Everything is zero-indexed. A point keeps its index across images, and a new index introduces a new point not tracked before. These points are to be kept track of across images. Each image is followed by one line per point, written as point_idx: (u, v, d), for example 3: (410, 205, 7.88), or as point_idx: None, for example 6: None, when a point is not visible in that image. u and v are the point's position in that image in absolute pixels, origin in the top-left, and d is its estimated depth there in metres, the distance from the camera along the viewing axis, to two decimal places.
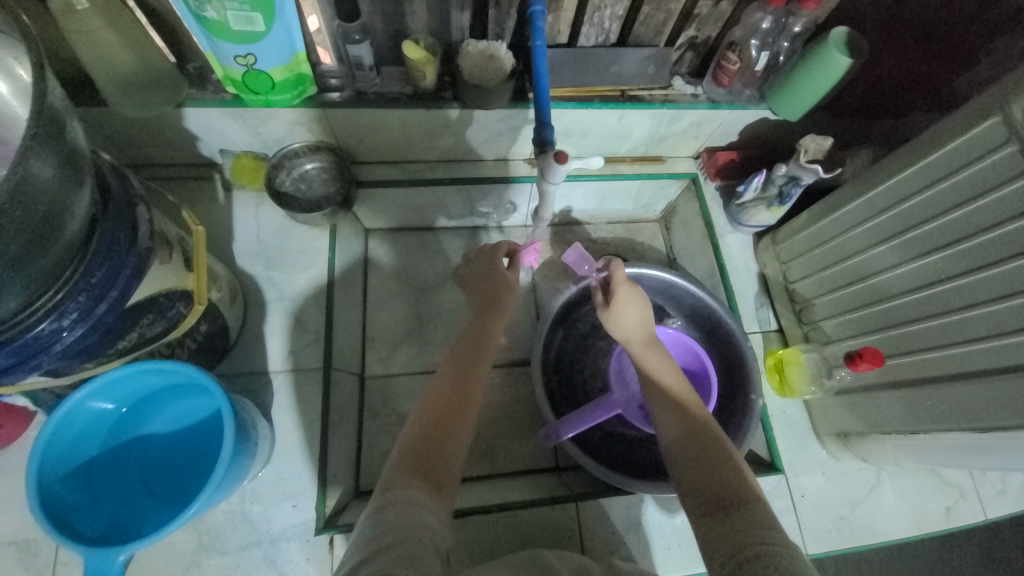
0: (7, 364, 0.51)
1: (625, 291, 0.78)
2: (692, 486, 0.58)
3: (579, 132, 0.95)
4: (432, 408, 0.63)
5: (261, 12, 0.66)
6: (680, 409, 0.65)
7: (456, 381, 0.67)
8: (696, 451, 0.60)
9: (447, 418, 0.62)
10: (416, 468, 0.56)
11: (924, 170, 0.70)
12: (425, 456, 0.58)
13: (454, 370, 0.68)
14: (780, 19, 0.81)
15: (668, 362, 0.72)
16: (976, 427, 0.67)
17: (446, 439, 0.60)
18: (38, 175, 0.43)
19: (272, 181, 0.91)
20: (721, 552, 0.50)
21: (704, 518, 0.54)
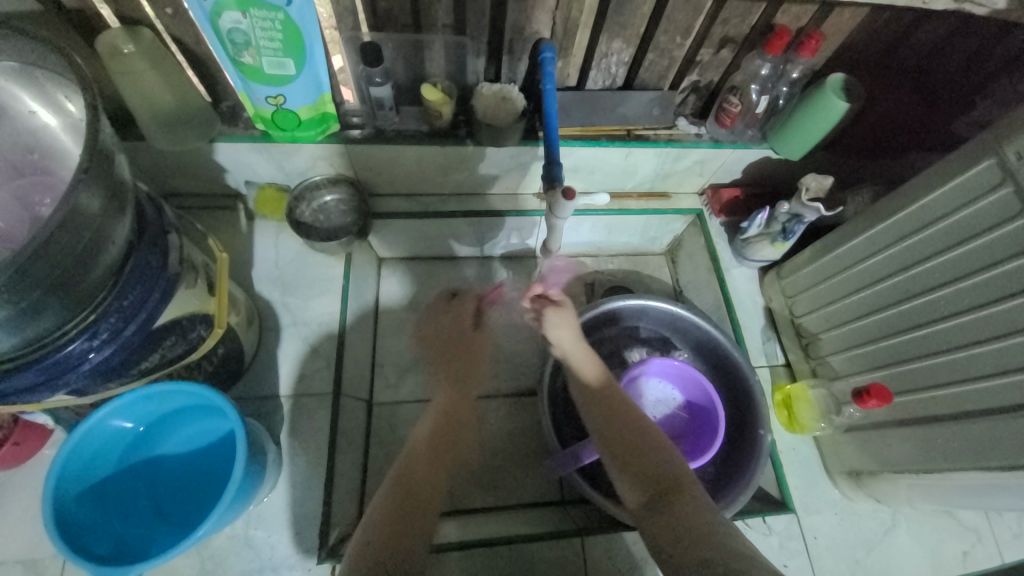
0: (35, 381, 0.54)
1: (568, 303, 0.78)
2: (638, 489, 0.64)
3: (586, 169, 0.99)
4: (413, 468, 0.75)
5: (292, 56, 0.72)
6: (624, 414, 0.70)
7: (424, 461, 0.76)
8: (641, 458, 0.65)
9: (415, 493, 0.71)
10: (384, 543, 0.64)
11: (922, 210, 0.72)
12: (391, 533, 0.65)
13: (421, 457, 0.77)
14: (778, 66, 0.87)
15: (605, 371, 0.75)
16: (989, 467, 0.66)
17: (414, 509, 0.69)
18: (87, 205, 0.47)
19: (293, 212, 0.95)
20: (670, 534, 0.58)
21: (654, 517, 0.61)
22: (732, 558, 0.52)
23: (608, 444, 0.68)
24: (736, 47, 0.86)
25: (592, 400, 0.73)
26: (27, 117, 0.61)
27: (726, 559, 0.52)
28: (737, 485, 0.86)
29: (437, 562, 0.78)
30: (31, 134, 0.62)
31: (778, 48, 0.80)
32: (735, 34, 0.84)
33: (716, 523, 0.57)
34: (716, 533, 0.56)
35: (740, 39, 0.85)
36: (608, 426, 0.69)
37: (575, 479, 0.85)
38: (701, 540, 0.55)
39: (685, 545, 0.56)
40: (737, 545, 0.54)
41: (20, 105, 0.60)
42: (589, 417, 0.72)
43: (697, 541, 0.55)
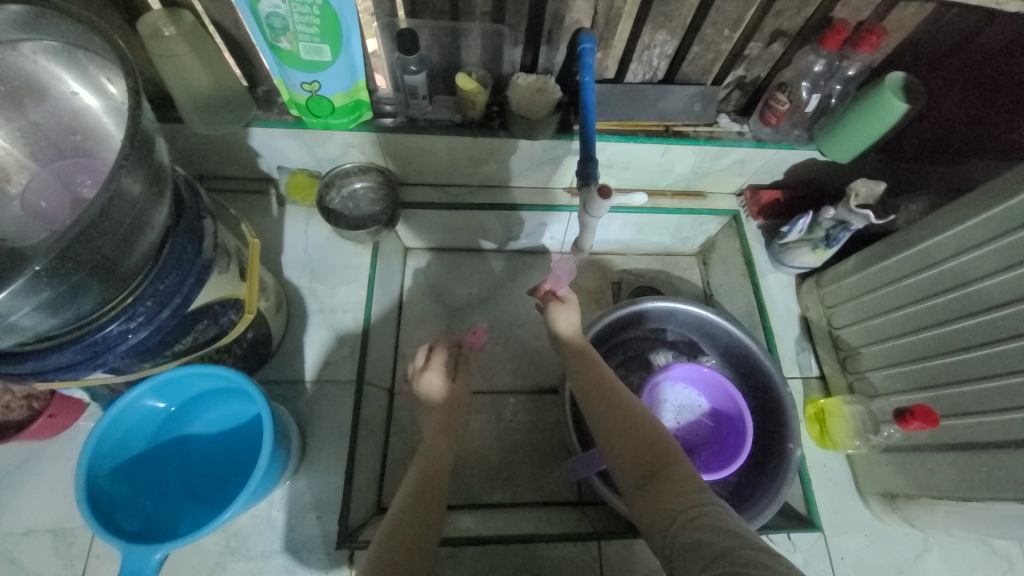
0: (75, 360, 0.55)
1: (572, 299, 0.84)
2: (631, 471, 0.62)
3: (621, 164, 0.96)
4: (420, 478, 0.72)
5: (328, 43, 0.72)
6: (608, 396, 0.70)
7: (428, 458, 0.75)
8: (636, 442, 0.63)
9: (424, 503, 0.68)
10: (399, 545, 0.62)
11: (986, 223, 0.68)
12: (409, 532, 0.63)
13: (424, 469, 0.73)
14: (833, 62, 0.82)
15: (597, 359, 0.77)
16: None
17: (424, 503, 0.68)
18: (128, 190, 0.47)
19: (323, 199, 0.95)
20: (662, 516, 0.55)
21: (644, 496, 0.58)
22: (720, 538, 0.49)
23: (604, 430, 0.67)
24: (788, 41, 0.81)
25: (592, 389, 0.72)
26: (69, 99, 0.62)
27: (714, 539, 0.49)
28: (762, 499, 0.83)
29: (453, 557, 0.78)
30: (74, 116, 0.63)
31: (835, 42, 0.75)
32: (788, 27, 0.79)
33: (706, 501, 0.54)
34: (706, 512, 0.53)
35: (793, 33, 0.80)
36: (607, 414, 0.68)
37: (593, 482, 0.84)
38: (689, 519, 0.52)
39: (674, 523, 0.53)
40: (727, 524, 0.51)
41: (63, 86, 0.61)
42: (587, 405, 0.71)
43: (684, 520, 0.53)
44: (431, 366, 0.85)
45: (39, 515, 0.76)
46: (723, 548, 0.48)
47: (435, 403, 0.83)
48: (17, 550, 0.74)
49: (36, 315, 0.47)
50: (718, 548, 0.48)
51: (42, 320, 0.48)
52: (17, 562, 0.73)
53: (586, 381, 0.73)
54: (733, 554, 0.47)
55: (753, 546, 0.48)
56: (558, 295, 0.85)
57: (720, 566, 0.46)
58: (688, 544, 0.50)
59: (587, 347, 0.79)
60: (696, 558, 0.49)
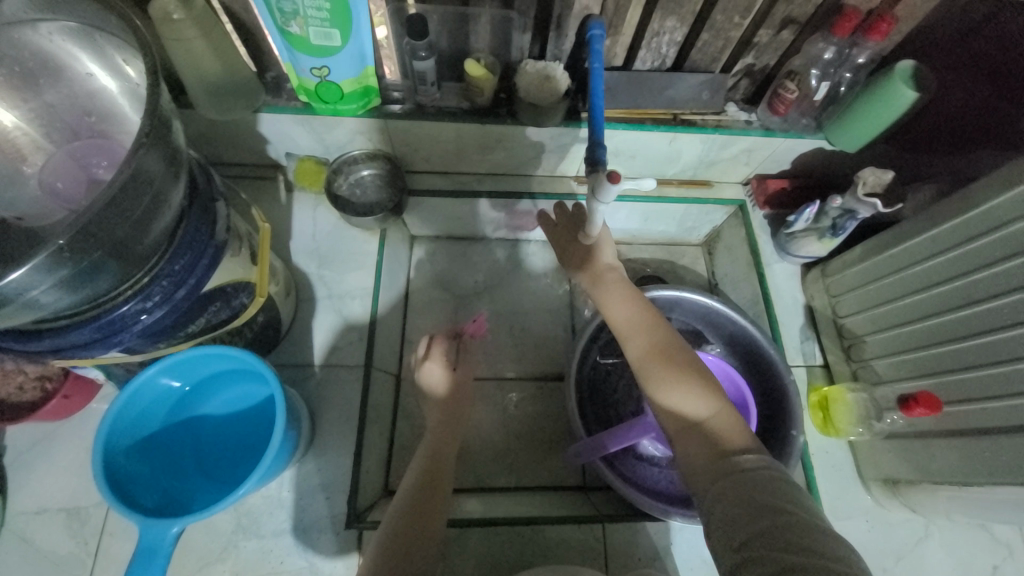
0: (91, 338, 0.56)
1: (606, 236, 0.79)
2: (671, 418, 0.62)
3: (627, 153, 0.96)
4: (426, 465, 0.72)
5: (339, 28, 0.72)
6: (633, 337, 0.70)
7: (436, 441, 0.77)
8: (680, 397, 0.62)
9: (434, 488, 0.69)
10: (410, 523, 0.64)
11: (991, 211, 0.68)
12: (420, 513, 0.65)
13: (430, 456, 0.74)
14: (843, 50, 0.82)
15: (632, 293, 0.74)
16: None
17: (433, 482, 0.70)
18: (146, 170, 0.48)
19: (331, 184, 0.96)
20: (700, 471, 0.56)
21: (683, 444, 0.59)
22: (760, 508, 0.49)
23: (647, 379, 0.66)
24: (798, 29, 0.81)
25: (633, 338, 0.70)
26: (84, 80, 0.62)
27: (752, 511, 0.49)
28: None
29: (460, 537, 0.79)
30: (88, 97, 0.63)
31: (846, 30, 0.75)
32: (798, 14, 0.79)
33: (748, 464, 0.53)
34: (747, 477, 0.52)
35: (803, 20, 0.80)
36: (651, 363, 0.66)
37: (598, 467, 0.85)
38: (729, 484, 0.52)
39: (714, 482, 0.54)
40: (767, 489, 0.50)
41: (78, 67, 0.61)
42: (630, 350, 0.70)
43: (724, 486, 0.53)
44: (431, 356, 0.84)
45: (53, 493, 0.78)
46: (763, 525, 0.48)
47: (439, 397, 0.83)
48: (33, 528, 0.76)
49: (54, 292, 0.48)
50: (758, 521, 0.48)
51: (62, 296, 0.49)
52: (32, 540, 0.75)
53: (628, 331, 0.71)
54: (772, 535, 0.47)
55: (793, 521, 0.47)
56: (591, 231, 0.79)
57: (758, 544, 0.47)
58: (726, 509, 0.51)
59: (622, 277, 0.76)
60: (734, 523, 0.49)
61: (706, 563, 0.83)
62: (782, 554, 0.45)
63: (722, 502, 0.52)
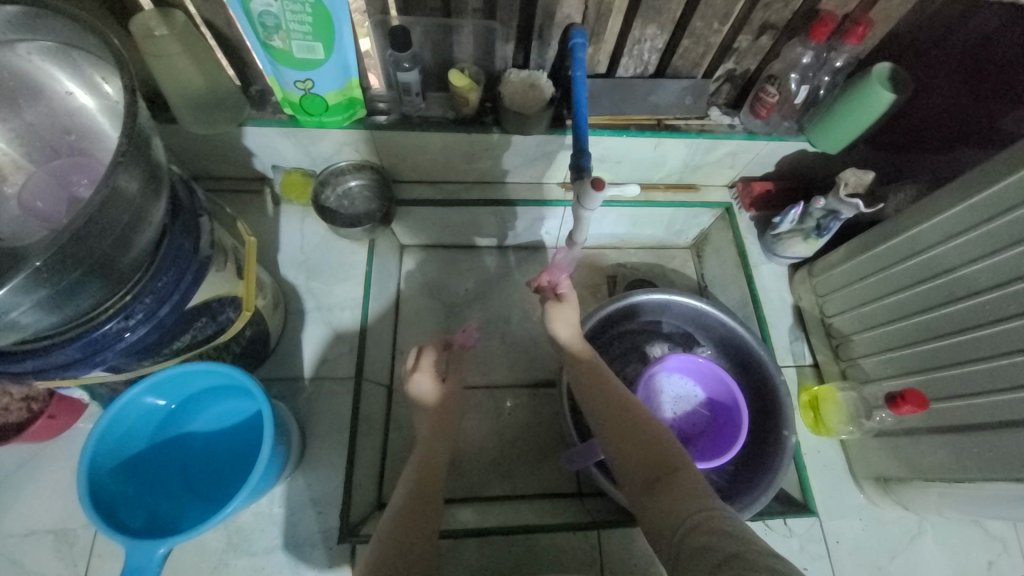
0: (73, 358, 0.55)
1: (572, 297, 0.83)
2: (637, 476, 0.64)
3: (614, 158, 0.96)
4: (416, 479, 0.71)
5: (321, 41, 0.72)
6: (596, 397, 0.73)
7: (426, 450, 0.76)
8: (644, 450, 0.65)
9: (424, 502, 0.68)
10: (404, 530, 0.64)
11: (970, 210, 0.69)
12: (413, 520, 0.65)
13: (419, 469, 0.73)
14: (821, 54, 0.83)
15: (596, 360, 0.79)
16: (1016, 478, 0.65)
17: (426, 492, 0.69)
18: (126, 187, 0.48)
19: (317, 197, 0.96)
20: (667, 522, 0.56)
21: (651, 499, 0.60)
22: (725, 541, 0.51)
23: (610, 437, 0.68)
24: (777, 34, 0.82)
25: (596, 400, 0.73)
26: (64, 99, 0.62)
27: (719, 544, 0.51)
28: (760, 486, 0.84)
29: (454, 548, 0.79)
30: (69, 115, 0.63)
31: (823, 34, 0.76)
32: (776, 20, 0.80)
33: (711, 507, 0.56)
34: (712, 518, 0.54)
35: (781, 25, 0.81)
36: (615, 422, 0.69)
37: (592, 473, 0.84)
38: (695, 524, 0.54)
39: (681, 527, 0.55)
40: (731, 529, 0.52)
41: (57, 86, 0.61)
42: (590, 411, 0.73)
43: (690, 527, 0.54)
44: (421, 368, 0.83)
45: (39, 516, 0.76)
46: (729, 552, 0.49)
47: (429, 407, 0.82)
48: (18, 552, 0.74)
49: (34, 312, 0.47)
50: (724, 551, 0.50)
51: (41, 317, 0.49)
52: (18, 564, 0.74)
53: (591, 394, 0.74)
54: (740, 557, 0.48)
55: (757, 549, 0.49)
56: (558, 291, 0.84)
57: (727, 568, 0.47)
58: (694, 549, 0.52)
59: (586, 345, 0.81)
60: (703, 561, 0.50)
61: None
62: None
63: (691, 544, 0.53)
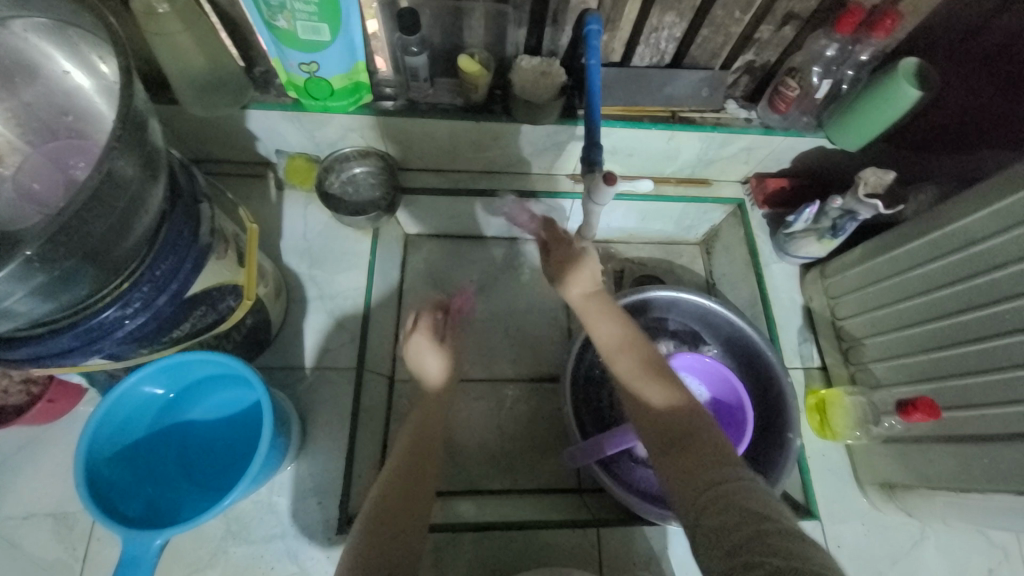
0: (71, 347, 0.54)
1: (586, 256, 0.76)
2: (655, 438, 0.61)
3: (625, 151, 0.94)
4: (393, 472, 0.69)
5: (327, 22, 0.69)
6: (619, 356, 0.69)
7: (415, 438, 0.74)
8: (668, 408, 0.62)
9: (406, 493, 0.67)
10: (387, 519, 0.63)
11: (992, 216, 0.67)
12: (397, 510, 0.65)
13: (405, 456, 0.71)
14: (846, 47, 0.80)
15: (611, 309, 0.73)
16: None
17: (413, 480, 0.68)
18: (121, 172, 0.46)
19: (322, 183, 0.93)
20: (688, 487, 0.54)
21: (668, 460, 0.58)
22: (754, 514, 0.49)
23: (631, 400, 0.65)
24: (800, 24, 0.79)
25: (618, 357, 0.69)
26: (61, 78, 0.60)
27: (743, 519, 0.48)
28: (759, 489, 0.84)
29: (453, 542, 0.78)
30: (66, 96, 0.61)
31: (848, 26, 0.73)
32: (800, 10, 0.77)
33: (737, 476, 0.53)
34: (738, 488, 0.51)
35: (805, 15, 0.78)
36: (637, 381, 0.66)
37: (593, 470, 0.84)
38: (718, 493, 0.51)
39: (701, 498, 0.52)
40: (755, 503, 0.50)
41: (54, 65, 0.59)
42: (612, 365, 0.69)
43: (715, 495, 0.51)
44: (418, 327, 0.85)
45: (40, 499, 0.76)
46: (755, 530, 0.47)
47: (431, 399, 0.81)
48: (18, 534, 0.75)
49: (31, 300, 0.46)
50: (751, 528, 0.48)
51: (37, 305, 0.48)
52: (19, 546, 0.74)
53: (612, 350, 0.70)
54: (769, 541, 0.46)
55: (783, 527, 0.47)
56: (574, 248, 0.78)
57: (751, 549, 0.46)
58: (715, 520, 0.50)
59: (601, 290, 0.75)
60: (725, 536, 0.48)
61: None
62: (768, 558, 0.45)
63: (713, 513, 0.50)
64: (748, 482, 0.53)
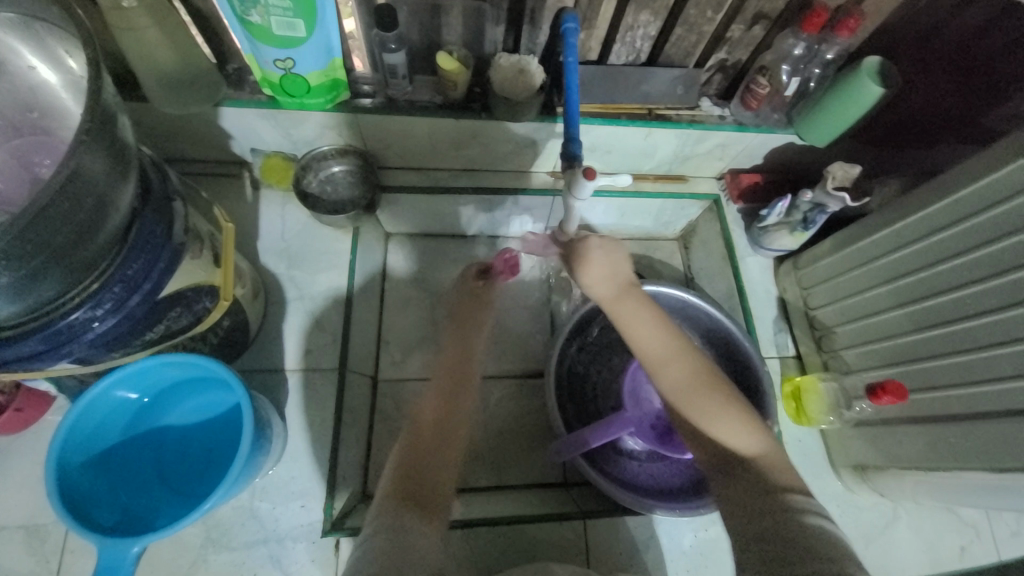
0: (38, 351, 0.53)
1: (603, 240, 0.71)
2: (709, 456, 0.61)
3: (603, 147, 0.95)
4: (404, 458, 0.72)
5: (303, 18, 0.68)
6: (666, 367, 0.64)
7: (427, 425, 0.78)
8: (723, 432, 0.60)
9: (424, 456, 0.73)
10: (400, 494, 0.66)
11: (952, 206, 0.70)
12: (410, 488, 0.67)
13: (410, 447, 0.75)
14: (813, 46, 0.83)
15: (650, 310, 0.67)
16: (993, 467, 0.67)
17: (425, 462, 0.72)
18: (89, 168, 0.45)
19: (299, 181, 0.92)
20: (742, 511, 0.55)
21: (723, 482, 0.58)
22: (812, 540, 0.50)
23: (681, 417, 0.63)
24: (769, 24, 0.82)
25: (668, 367, 0.64)
26: (26, 74, 0.58)
27: (794, 552, 0.49)
28: None
29: None
30: (30, 91, 0.59)
31: (815, 26, 0.76)
32: (768, 10, 0.79)
33: (799, 502, 0.53)
34: (798, 516, 0.52)
35: (774, 15, 0.80)
36: (688, 394, 0.62)
37: (579, 463, 0.85)
38: (771, 521, 0.52)
39: (751, 524, 0.53)
40: (804, 535, 0.50)
41: (19, 60, 0.57)
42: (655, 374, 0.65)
43: (770, 524, 0.52)
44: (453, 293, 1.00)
45: (7, 513, 0.73)
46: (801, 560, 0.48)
47: None
48: None
49: None
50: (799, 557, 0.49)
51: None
52: None
53: (657, 361, 0.65)
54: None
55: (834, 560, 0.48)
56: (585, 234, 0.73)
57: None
58: (766, 549, 0.51)
59: (637, 289, 0.69)
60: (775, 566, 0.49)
61: (698, 555, 0.84)
62: None
63: (766, 541, 0.51)
64: (808, 509, 0.53)
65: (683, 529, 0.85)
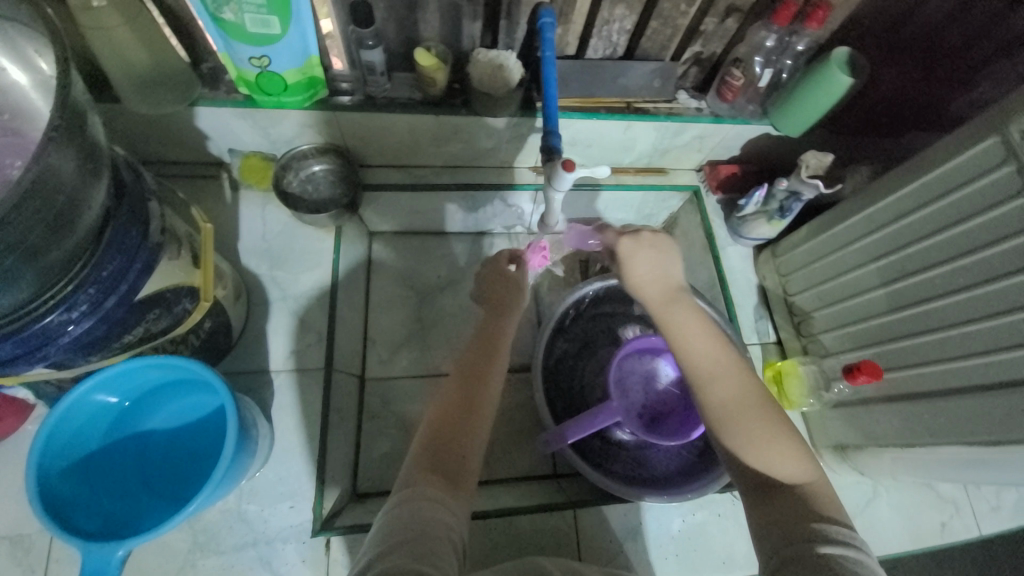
0: (14, 354, 0.52)
1: (654, 238, 0.68)
2: (743, 475, 0.56)
3: (583, 141, 0.96)
4: (432, 426, 0.64)
5: (277, 15, 0.68)
6: (711, 380, 0.60)
7: (461, 397, 0.68)
8: (770, 457, 0.55)
9: (457, 429, 0.64)
10: (430, 462, 0.58)
11: (922, 188, 0.72)
12: (439, 455, 0.60)
13: (442, 415, 0.66)
14: (784, 38, 0.85)
15: (695, 317, 0.65)
16: (966, 441, 0.69)
17: (457, 443, 0.62)
18: (58, 168, 0.44)
19: (279, 181, 0.91)
20: (772, 534, 0.50)
21: (756, 504, 0.53)
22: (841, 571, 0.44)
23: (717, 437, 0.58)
24: (742, 17, 0.84)
25: (713, 382, 0.60)
26: None
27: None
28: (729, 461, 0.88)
29: None
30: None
31: (785, 18, 0.77)
32: (740, 3, 0.81)
33: (835, 531, 0.48)
34: (825, 544, 0.46)
35: (746, 8, 0.82)
36: (733, 412, 0.58)
37: (567, 454, 0.85)
38: (801, 549, 0.47)
39: (778, 552, 0.48)
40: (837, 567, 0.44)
41: None
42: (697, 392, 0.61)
43: (797, 553, 0.47)
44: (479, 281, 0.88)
45: None
46: None
47: None
48: None
49: None
50: None
51: None
52: None
53: (702, 375, 0.60)
54: None
55: None
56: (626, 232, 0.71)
57: None
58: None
59: (680, 295, 0.66)
60: None
61: (686, 539, 0.85)
62: None
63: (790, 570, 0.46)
64: (844, 544, 0.46)
65: (671, 514, 0.86)
